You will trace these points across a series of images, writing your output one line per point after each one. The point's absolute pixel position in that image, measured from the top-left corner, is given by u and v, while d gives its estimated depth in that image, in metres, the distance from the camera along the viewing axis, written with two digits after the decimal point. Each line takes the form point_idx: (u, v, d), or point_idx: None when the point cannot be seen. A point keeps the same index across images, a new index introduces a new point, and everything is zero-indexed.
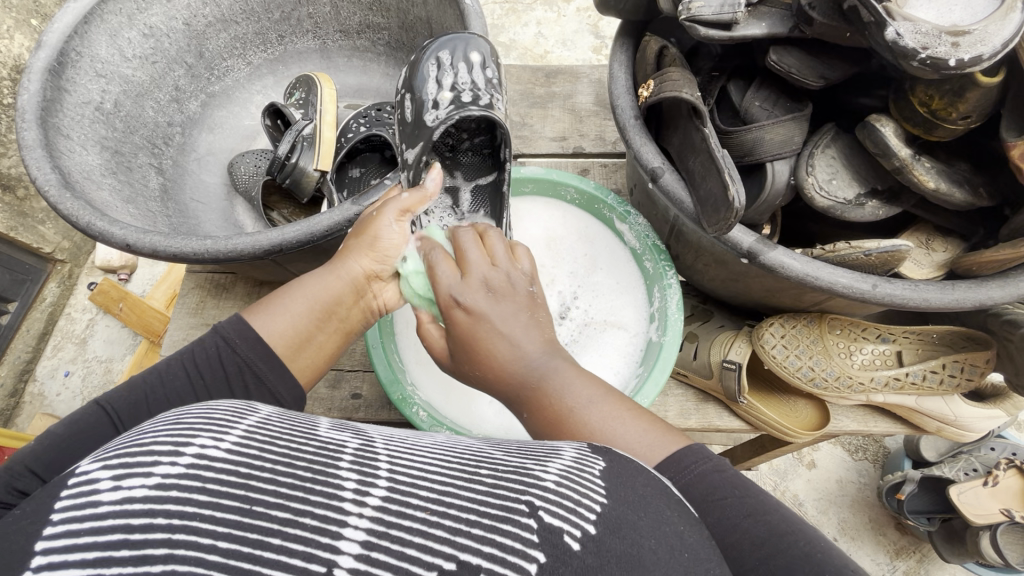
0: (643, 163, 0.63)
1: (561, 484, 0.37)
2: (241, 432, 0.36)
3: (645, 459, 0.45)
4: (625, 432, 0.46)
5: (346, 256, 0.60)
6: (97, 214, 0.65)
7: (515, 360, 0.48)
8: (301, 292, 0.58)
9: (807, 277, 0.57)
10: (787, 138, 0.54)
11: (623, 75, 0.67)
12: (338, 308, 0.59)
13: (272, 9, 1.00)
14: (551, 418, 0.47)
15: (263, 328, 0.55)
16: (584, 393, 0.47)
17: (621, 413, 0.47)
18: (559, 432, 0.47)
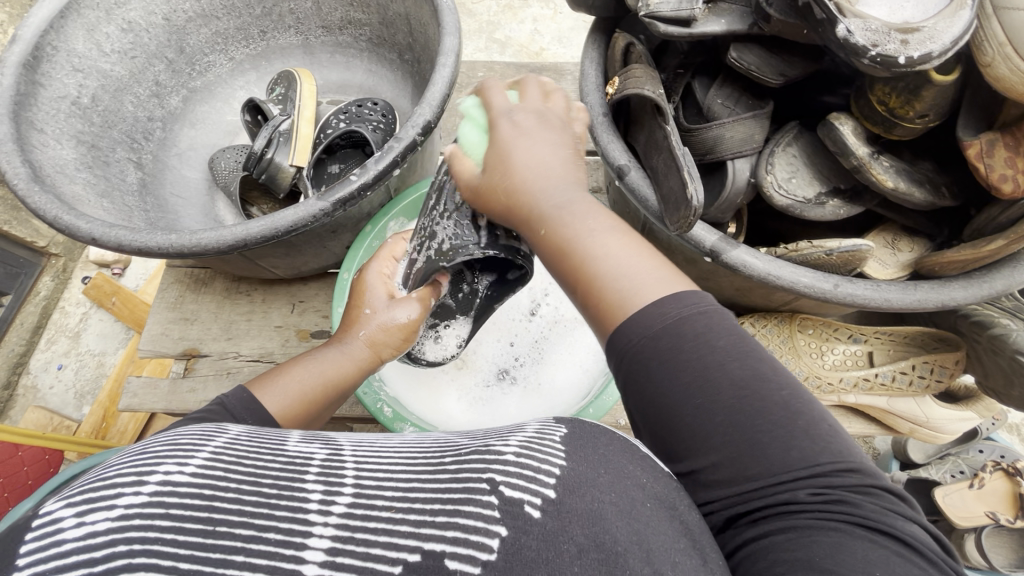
0: (609, 160, 0.63)
1: (521, 455, 0.37)
2: (206, 455, 0.35)
3: (643, 297, 0.41)
4: (630, 266, 0.42)
5: (356, 337, 0.62)
6: (64, 208, 0.65)
7: (543, 188, 0.46)
8: (311, 370, 0.59)
9: (769, 276, 0.56)
10: (747, 136, 0.54)
11: (594, 72, 0.67)
12: (345, 386, 0.60)
13: (253, 5, 1.00)
14: (561, 247, 0.45)
15: (273, 402, 0.55)
16: (599, 221, 0.44)
17: (629, 246, 0.44)
18: (561, 257, 0.45)
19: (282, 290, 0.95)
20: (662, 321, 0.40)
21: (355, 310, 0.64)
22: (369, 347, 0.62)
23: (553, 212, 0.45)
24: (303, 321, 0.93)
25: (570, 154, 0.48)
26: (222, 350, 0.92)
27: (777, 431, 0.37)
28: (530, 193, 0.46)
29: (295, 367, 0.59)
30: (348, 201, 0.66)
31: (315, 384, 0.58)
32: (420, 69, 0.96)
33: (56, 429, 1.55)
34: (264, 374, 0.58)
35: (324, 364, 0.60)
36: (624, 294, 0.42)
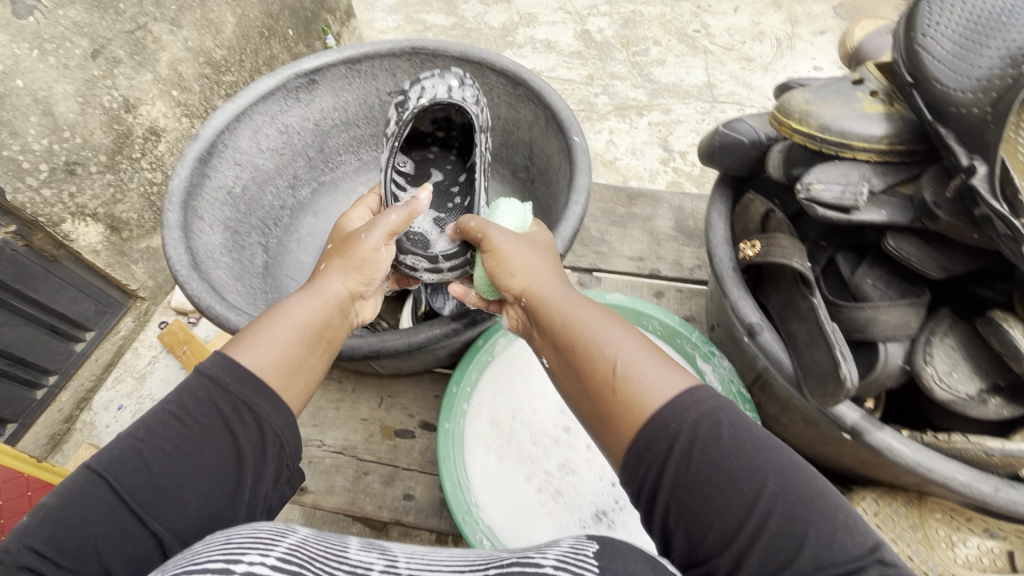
0: (740, 317, 0.64)
1: (560, 568, 0.37)
2: (282, 551, 0.35)
3: (660, 391, 0.48)
4: (642, 364, 0.50)
5: (326, 275, 0.63)
6: (217, 298, 0.70)
7: (548, 290, 0.58)
8: (286, 317, 0.57)
9: (920, 466, 0.53)
10: (902, 323, 0.53)
11: (722, 227, 0.70)
12: (327, 324, 0.60)
13: (390, 117, 1.10)
14: (594, 376, 0.51)
15: (255, 362, 0.53)
16: (592, 310, 0.55)
17: (627, 333, 0.53)
18: (583, 360, 0.52)
19: (374, 382, 0.96)
20: (684, 411, 0.46)
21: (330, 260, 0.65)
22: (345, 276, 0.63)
23: (546, 302, 0.58)
24: (389, 416, 0.93)
25: (546, 258, 0.62)
26: (307, 436, 0.92)
27: (804, 516, 0.42)
28: (539, 290, 0.59)
29: (264, 323, 0.57)
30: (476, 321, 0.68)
31: (293, 330, 0.57)
32: (533, 188, 1.03)
33: None
34: (236, 335, 0.55)
35: (300, 311, 0.59)
36: (641, 392, 0.48)
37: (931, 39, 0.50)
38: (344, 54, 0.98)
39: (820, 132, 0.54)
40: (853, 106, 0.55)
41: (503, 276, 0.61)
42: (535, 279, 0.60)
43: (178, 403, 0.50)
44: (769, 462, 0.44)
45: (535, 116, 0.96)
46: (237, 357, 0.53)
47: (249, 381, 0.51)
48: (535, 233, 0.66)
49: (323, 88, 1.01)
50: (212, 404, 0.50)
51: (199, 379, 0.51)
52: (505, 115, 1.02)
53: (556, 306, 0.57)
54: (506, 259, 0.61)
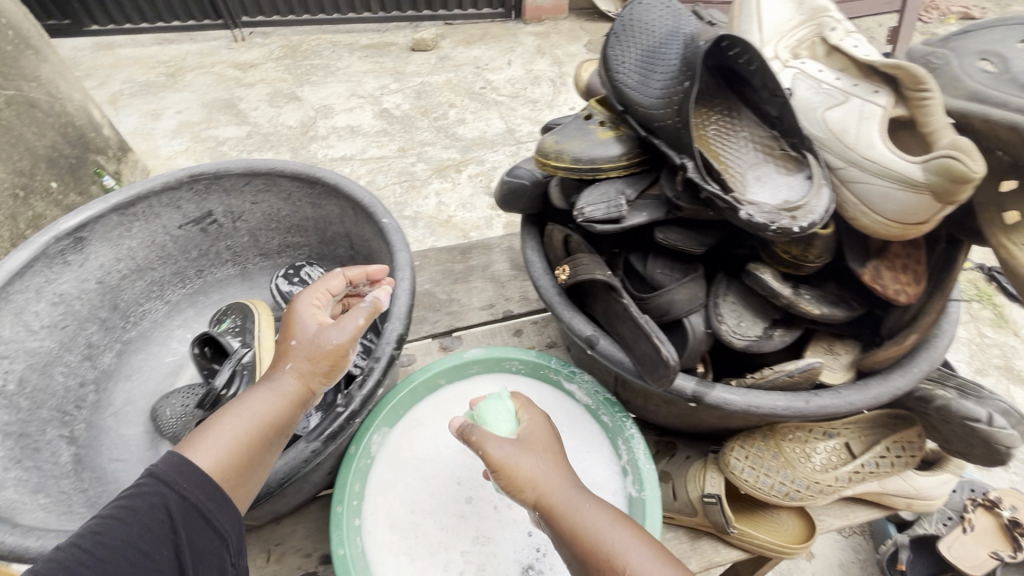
0: (577, 333, 0.69)
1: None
2: None
3: (633, 563, 0.52)
4: (613, 534, 0.55)
5: (284, 372, 0.63)
6: (6, 528, 0.57)
7: (553, 498, 0.58)
8: (243, 416, 0.60)
9: (750, 406, 0.62)
10: (692, 296, 0.63)
11: (538, 259, 0.76)
12: (279, 425, 0.61)
13: (190, 249, 1.03)
14: (582, 543, 0.55)
15: (208, 465, 0.56)
16: (595, 512, 0.57)
17: (626, 532, 0.55)
18: (591, 555, 0.54)
19: (254, 537, 0.85)
20: None
21: (286, 342, 0.66)
22: (317, 371, 0.64)
23: (556, 502, 0.58)
24: (283, 567, 0.82)
25: (554, 461, 0.62)
26: None
27: None
28: (544, 488, 0.59)
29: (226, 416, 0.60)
30: (336, 434, 0.64)
31: (250, 428, 0.59)
32: None
33: None
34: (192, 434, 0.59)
35: (253, 407, 0.61)
36: (619, 570, 0.52)
37: (621, 73, 0.61)
38: (112, 202, 0.89)
39: (574, 163, 0.63)
40: (591, 136, 0.65)
41: (518, 485, 0.59)
42: (553, 487, 0.59)
43: (132, 517, 0.52)
44: None
45: (341, 209, 0.96)
46: (183, 456, 0.56)
47: (207, 488, 0.55)
48: (529, 424, 0.66)
49: (97, 242, 0.90)
50: (163, 510, 0.53)
51: (151, 481, 0.54)
52: (313, 215, 1.02)
53: (563, 522, 0.57)
54: (513, 466, 0.59)
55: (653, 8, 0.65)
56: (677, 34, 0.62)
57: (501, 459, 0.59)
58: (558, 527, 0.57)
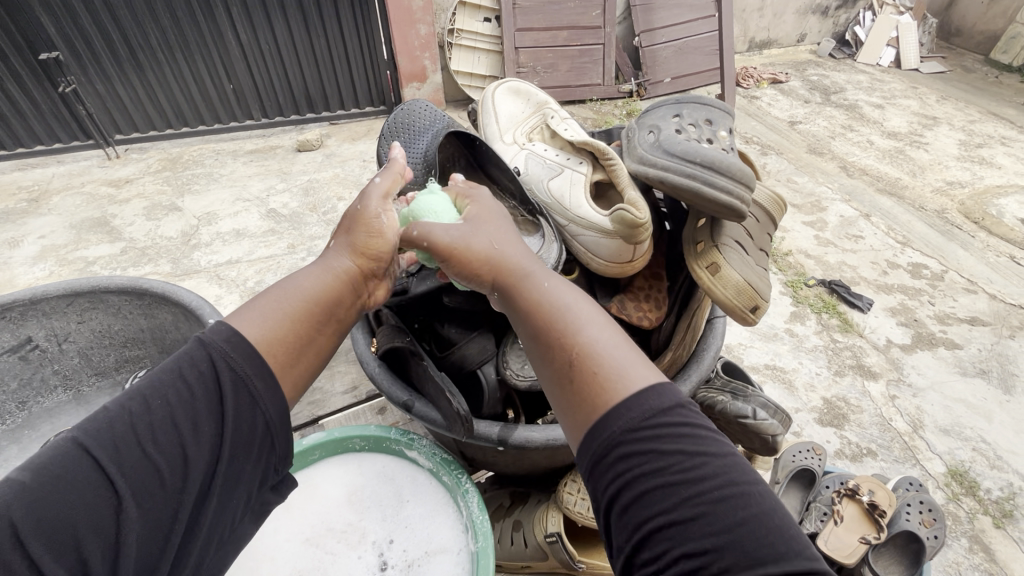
0: (395, 399, 0.74)
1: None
2: None
3: (633, 378, 0.44)
4: (617, 349, 0.47)
5: (333, 253, 0.57)
6: None
7: (580, 317, 0.49)
8: (283, 291, 0.52)
9: (549, 439, 0.69)
10: (483, 347, 0.71)
11: (361, 335, 0.81)
12: (326, 309, 0.54)
13: (7, 380, 0.97)
14: (593, 385, 0.45)
15: (252, 331, 0.49)
16: (636, 357, 0.46)
17: (622, 339, 0.48)
18: (591, 384, 0.45)
19: None
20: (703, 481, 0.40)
21: (366, 228, 0.58)
22: (348, 252, 0.57)
23: (524, 278, 0.53)
24: None
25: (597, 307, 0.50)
26: None
27: (738, 525, 0.38)
28: (514, 271, 0.54)
29: (273, 289, 0.53)
30: None
31: (295, 302, 0.52)
32: None
33: None
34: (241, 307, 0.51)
35: (294, 283, 0.54)
36: (610, 383, 0.44)
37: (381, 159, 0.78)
38: None
39: None
40: None
41: (547, 314, 0.50)
42: (587, 327, 0.48)
43: (179, 379, 0.46)
44: (744, 509, 0.38)
45: (173, 316, 0.96)
46: (231, 326, 0.49)
47: (253, 358, 0.48)
48: (498, 231, 0.58)
49: None
50: (211, 378, 0.46)
51: (198, 349, 0.47)
52: (148, 325, 1.01)
53: (584, 351, 0.47)
54: (466, 247, 0.55)
55: (415, 111, 0.85)
56: (432, 126, 0.82)
57: (448, 238, 0.55)
58: (571, 356, 0.47)
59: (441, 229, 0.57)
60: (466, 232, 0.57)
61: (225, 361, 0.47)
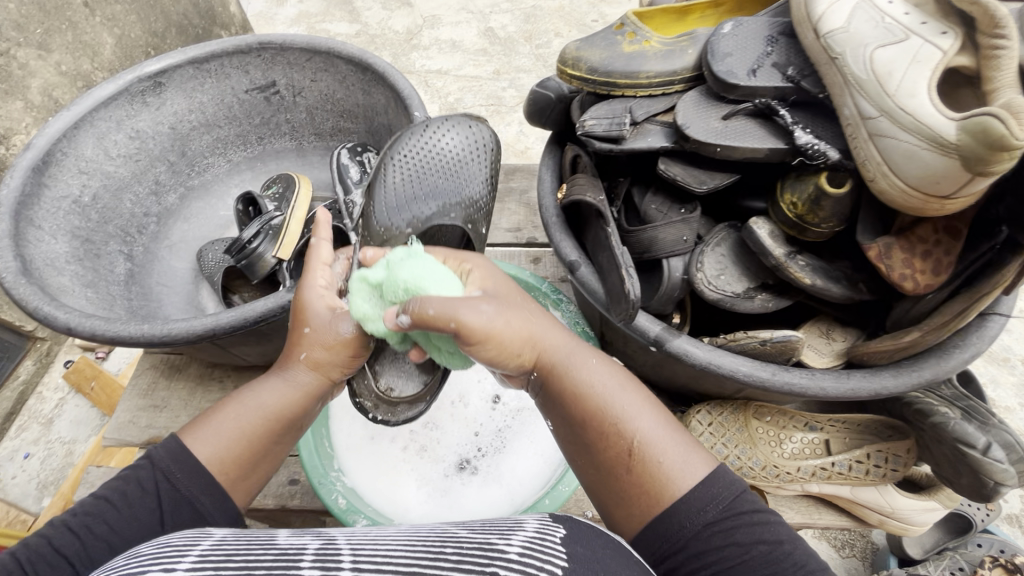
0: (561, 255, 0.68)
1: (525, 556, 0.39)
2: (193, 559, 0.38)
3: (677, 472, 0.48)
4: (674, 447, 0.50)
5: (296, 363, 0.60)
6: (46, 299, 0.68)
7: (615, 401, 0.52)
8: (247, 409, 0.57)
9: (709, 363, 0.60)
10: (678, 237, 0.59)
11: (549, 177, 0.74)
12: (290, 417, 0.59)
13: (253, 115, 1.11)
14: (643, 478, 0.49)
15: (208, 450, 0.54)
16: (665, 431, 0.51)
17: (663, 426, 0.51)
18: (643, 488, 0.48)
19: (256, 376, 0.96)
20: (758, 538, 0.46)
21: (296, 331, 0.60)
22: (311, 368, 0.60)
23: (563, 368, 0.54)
24: None
25: (621, 375, 0.54)
26: None
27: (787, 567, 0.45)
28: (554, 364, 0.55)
29: (231, 406, 0.58)
30: None
31: (252, 419, 0.57)
32: None
33: (11, 523, 1.44)
34: (195, 421, 0.57)
35: (262, 397, 0.58)
36: (666, 482, 0.48)
37: None
38: (190, 54, 0.98)
39: (590, 75, 0.60)
40: (615, 49, 0.61)
41: (590, 411, 0.52)
42: (613, 398, 0.52)
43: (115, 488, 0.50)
44: (782, 546, 0.46)
45: (386, 100, 0.98)
46: (190, 450, 0.53)
47: (200, 479, 0.52)
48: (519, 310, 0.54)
49: (173, 90, 1.00)
50: (152, 495, 0.50)
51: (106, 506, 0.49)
52: (363, 103, 1.05)
53: (628, 446, 0.50)
54: (499, 332, 0.51)
55: None
56: None
57: (483, 327, 0.50)
58: (611, 460, 0.51)
59: (473, 315, 0.50)
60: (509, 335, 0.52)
61: (175, 479, 0.51)
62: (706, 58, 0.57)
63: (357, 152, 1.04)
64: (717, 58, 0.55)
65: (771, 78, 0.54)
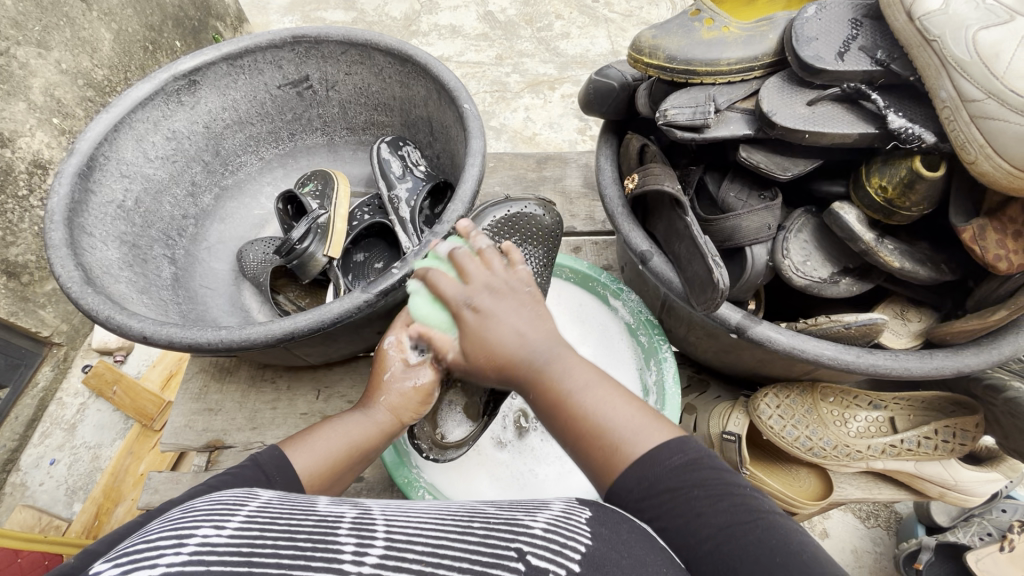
0: (632, 247, 0.68)
1: (547, 530, 0.40)
2: (240, 520, 0.37)
3: (638, 443, 0.49)
4: (616, 413, 0.51)
5: (375, 402, 0.65)
6: (116, 308, 0.67)
7: (526, 353, 0.56)
8: (336, 433, 0.62)
9: (794, 349, 0.60)
10: (762, 224, 0.59)
11: (610, 167, 0.73)
12: (366, 453, 0.63)
13: (285, 111, 1.09)
14: (556, 401, 0.54)
15: (303, 463, 0.57)
16: (602, 395, 0.53)
17: (614, 396, 0.53)
18: (572, 431, 0.53)
19: (307, 375, 0.96)
20: (665, 462, 0.48)
21: (377, 376, 0.66)
22: (388, 407, 0.64)
23: (547, 368, 0.55)
24: (328, 406, 0.93)
25: (538, 314, 0.58)
26: (247, 440, 0.91)
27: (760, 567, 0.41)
28: (516, 362, 0.56)
29: (323, 430, 0.62)
30: (389, 291, 0.69)
31: (341, 446, 0.61)
32: (439, 163, 1.05)
33: (44, 531, 1.42)
34: (293, 436, 0.61)
35: (348, 428, 0.63)
36: (617, 444, 0.50)
37: None
38: (223, 51, 0.96)
39: (669, 63, 0.59)
40: (694, 36, 0.60)
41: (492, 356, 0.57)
42: (518, 336, 0.56)
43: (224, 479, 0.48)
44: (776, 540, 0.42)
45: (427, 91, 0.97)
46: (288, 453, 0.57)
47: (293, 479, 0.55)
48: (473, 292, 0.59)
49: (206, 88, 0.98)
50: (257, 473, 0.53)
51: (254, 467, 0.53)
52: (400, 95, 1.03)
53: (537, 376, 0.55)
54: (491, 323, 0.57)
55: None
56: None
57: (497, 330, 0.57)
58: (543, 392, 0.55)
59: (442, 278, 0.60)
60: (486, 327, 0.57)
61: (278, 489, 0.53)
62: (789, 43, 0.56)
63: (396, 146, 1.02)
64: (803, 43, 0.55)
65: (859, 62, 0.54)
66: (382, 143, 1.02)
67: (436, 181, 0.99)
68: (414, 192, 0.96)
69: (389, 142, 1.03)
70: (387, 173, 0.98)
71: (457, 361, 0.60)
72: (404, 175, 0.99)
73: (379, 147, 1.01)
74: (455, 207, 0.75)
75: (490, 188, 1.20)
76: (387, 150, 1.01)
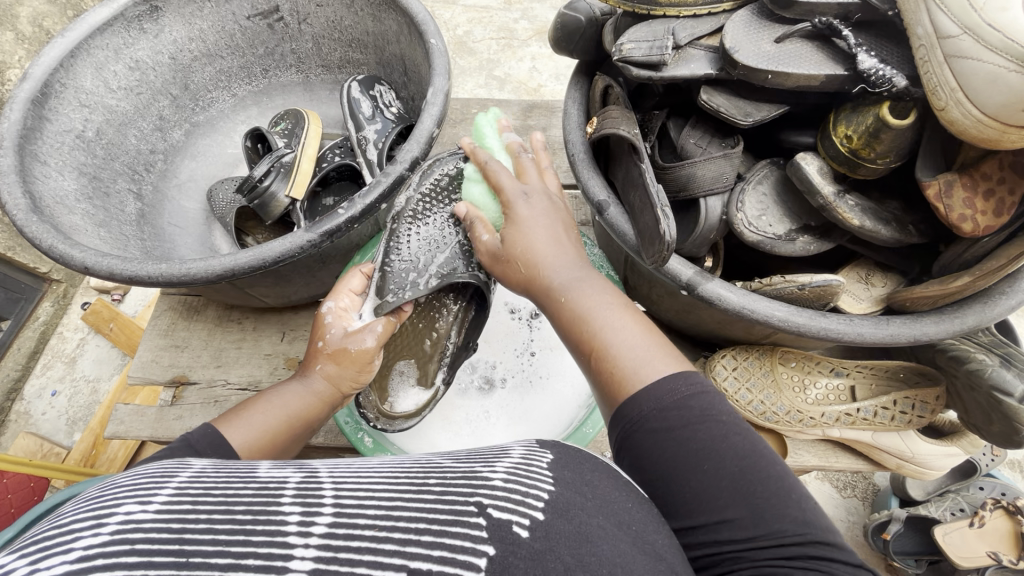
0: (589, 196, 0.64)
1: (508, 480, 0.36)
2: (171, 491, 0.32)
3: (645, 371, 0.45)
4: (625, 335, 0.48)
5: (316, 370, 0.64)
6: (61, 237, 0.66)
7: (550, 265, 0.56)
8: (274, 405, 0.59)
9: (743, 308, 0.57)
10: (718, 174, 0.56)
11: (575, 111, 0.68)
12: (309, 420, 0.61)
13: (256, 45, 1.04)
14: (573, 323, 0.52)
15: (239, 439, 0.53)
16: (610, 309, 0.51)
17: (630, 323, 0.50)
18: (576, 330, 0.51)
19: (273, 318, 0.95)
20: (657, 396, 0.43)
21: (314, 344, 0.66)
22: (328, 375, 0.64)
23: (567, 286, 0.54)
24: (292, 348, 0.93)
25: (555, 215, 0.60)
26: (211, 377, 0.92)
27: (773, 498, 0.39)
28: (541, 267, 0.56)
29: (258, 405, 0.59)
30: (335, 232, 0.67)
31: (281, 416, 0.58)
32: (414, 106, 1.01)
33: (45, 456, 1.48)
34: (224, 415, 0.57)
35: (286, 399, 0.61)
36: (628, 370, 0.46)
37: None
38: None
39: None
40: None
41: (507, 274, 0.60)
42: (533, 250, 0.57)
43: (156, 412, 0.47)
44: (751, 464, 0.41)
45: (398, 26, 0.92)
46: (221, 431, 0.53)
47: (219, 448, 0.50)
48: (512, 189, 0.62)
49: (171, 16, 0.94)
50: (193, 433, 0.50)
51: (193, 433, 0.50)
52: (373, 30, 0.98)
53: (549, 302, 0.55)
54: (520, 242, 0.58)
55: None
56: None
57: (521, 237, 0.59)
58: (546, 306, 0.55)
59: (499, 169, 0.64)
60: (529, 223, 0.59)
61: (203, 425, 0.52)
62: None
63: (367, 87, 0.98)
64: None
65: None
66: (354, 81, 0.98)
67: (405, 123, 0.95)
68: (382, 134, 0.93)
69: (361, 81, 0.98)
70: (356, 114, 0.94)
71: (490, 251, 0.62)
72: (373, 117, 0.95)
73: (350, 84, 0.97)
74: (410, 147, 0.71)
75: (471, 135, 1.15)
76: (359, 89, 0.97)
